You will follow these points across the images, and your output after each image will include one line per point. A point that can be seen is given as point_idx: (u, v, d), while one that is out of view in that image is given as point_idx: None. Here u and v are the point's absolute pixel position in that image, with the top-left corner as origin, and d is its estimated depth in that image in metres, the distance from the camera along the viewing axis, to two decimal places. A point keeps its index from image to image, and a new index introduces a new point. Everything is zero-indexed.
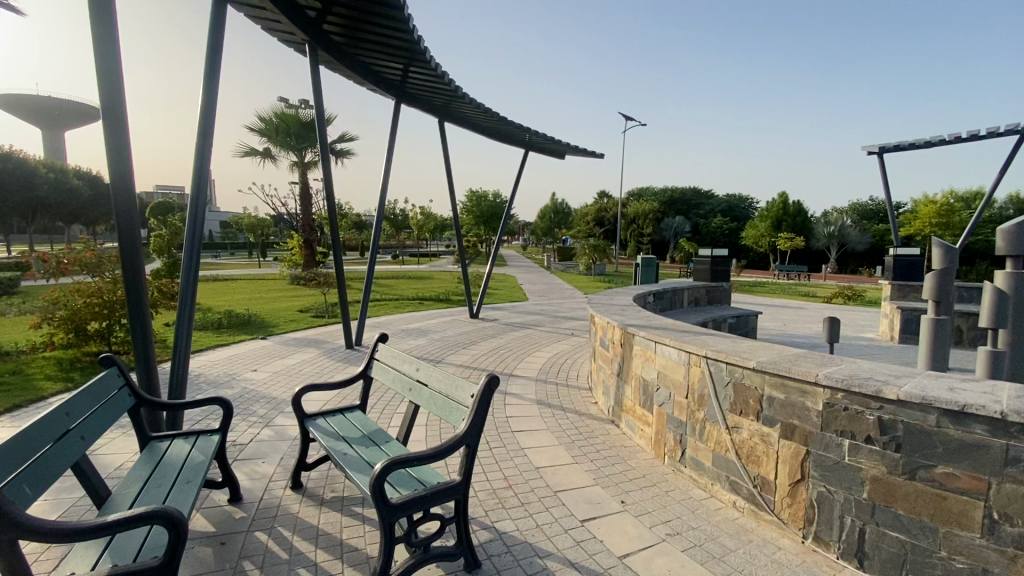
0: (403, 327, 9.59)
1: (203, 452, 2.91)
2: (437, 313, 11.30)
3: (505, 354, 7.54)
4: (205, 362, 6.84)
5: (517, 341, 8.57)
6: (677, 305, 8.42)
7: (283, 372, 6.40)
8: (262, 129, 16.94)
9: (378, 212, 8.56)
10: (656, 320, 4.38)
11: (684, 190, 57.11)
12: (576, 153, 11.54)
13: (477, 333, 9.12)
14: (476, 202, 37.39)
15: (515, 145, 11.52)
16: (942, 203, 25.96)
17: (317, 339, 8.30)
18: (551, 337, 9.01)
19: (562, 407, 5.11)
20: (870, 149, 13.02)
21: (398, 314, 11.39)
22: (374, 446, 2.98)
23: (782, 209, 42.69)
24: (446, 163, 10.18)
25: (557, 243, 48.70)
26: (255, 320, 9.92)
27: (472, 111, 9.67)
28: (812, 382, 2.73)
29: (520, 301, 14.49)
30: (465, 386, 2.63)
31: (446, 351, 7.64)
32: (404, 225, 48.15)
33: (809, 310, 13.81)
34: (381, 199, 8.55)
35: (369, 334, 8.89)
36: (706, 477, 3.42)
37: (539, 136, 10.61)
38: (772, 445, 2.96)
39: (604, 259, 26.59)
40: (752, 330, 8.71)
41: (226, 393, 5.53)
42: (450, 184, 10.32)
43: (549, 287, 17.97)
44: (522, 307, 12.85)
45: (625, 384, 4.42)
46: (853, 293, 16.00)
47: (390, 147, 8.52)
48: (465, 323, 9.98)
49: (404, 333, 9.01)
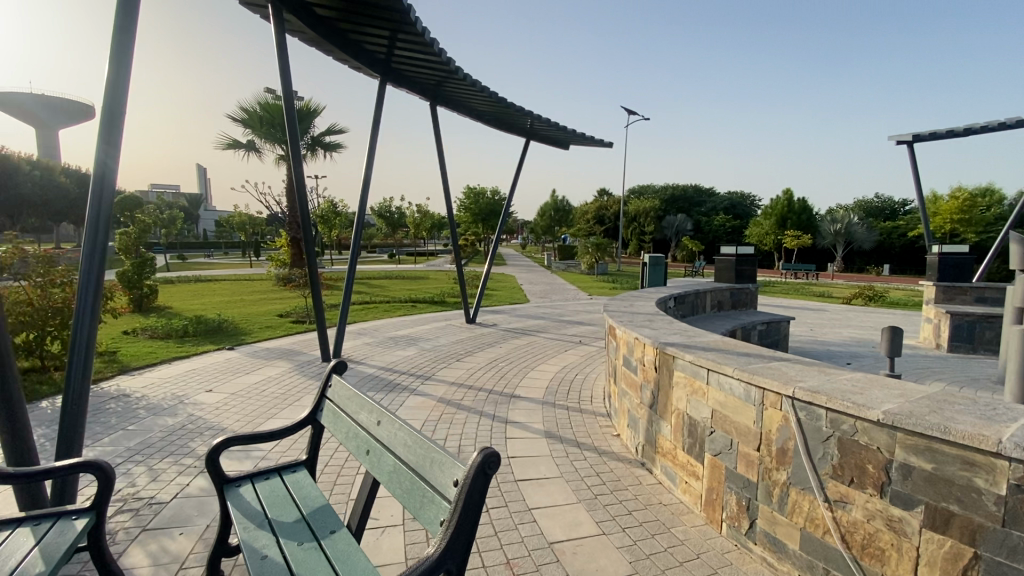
0: (390, 334, 8.59)
1: (46, 557, 1.92)
2: (430, 318, 10.31)
3: (505, 367, 6.56)
4: (154, 379, 5.83)
5: (519, 351, 7.59)
6: (699, 310, 7.43)
7: (243, 394, 5.39)
8: (245, 120, 15.87)
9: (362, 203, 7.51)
10: (701, 338, 3.41)
11: (686, 188, 56.24)
12: (581, 141, 10.54)
13: (474, 342, 8.14)
14: (473, 199, 36.37)
15: (515, 133, 10.51)
16: (961, 198, 25.01)
17: (292, 350, 7.30)
18: (556, 346, 8.04)
19: (576, 442, 4.13)
20: (900, 139, 12.08)
21: (387, 319, 10.39)
22: (311, 541, 1.98)
23: (787, 206, 41.81)
24: (439, 152, 9.21)
25: (557, 242, 47.67)
26: (227, 326, 8.90)
27: (468, 94, 8.69)
28: (987, 451, 1.74)
29: (519, 303, 13.48)
30: (445, 464, 1.63)
31: (437, 364, 6.66)
32: (400, 224, 47.08)
33: (830, 313, 12.83)
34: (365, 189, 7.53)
35: (352, 344, 7.90)
36: (790, 565, 2.43)
37: (542, 122, 9.61)
38: (908, 538, 1.96)
39: (606, 258, 25.61)
40: (783, 341, 7.67)
41: (166, 423, 4.54)
42: (444, 174, 9.32)
43: (549, 288, 16.94)
44: (523, 310, 11.86)
45: (660, 420, 3.44)
46: (874, 293, 15.08)
47: (374, 131, 7.51)
48: (461, 330, 9.00)
49: (391, 342, 8.02)
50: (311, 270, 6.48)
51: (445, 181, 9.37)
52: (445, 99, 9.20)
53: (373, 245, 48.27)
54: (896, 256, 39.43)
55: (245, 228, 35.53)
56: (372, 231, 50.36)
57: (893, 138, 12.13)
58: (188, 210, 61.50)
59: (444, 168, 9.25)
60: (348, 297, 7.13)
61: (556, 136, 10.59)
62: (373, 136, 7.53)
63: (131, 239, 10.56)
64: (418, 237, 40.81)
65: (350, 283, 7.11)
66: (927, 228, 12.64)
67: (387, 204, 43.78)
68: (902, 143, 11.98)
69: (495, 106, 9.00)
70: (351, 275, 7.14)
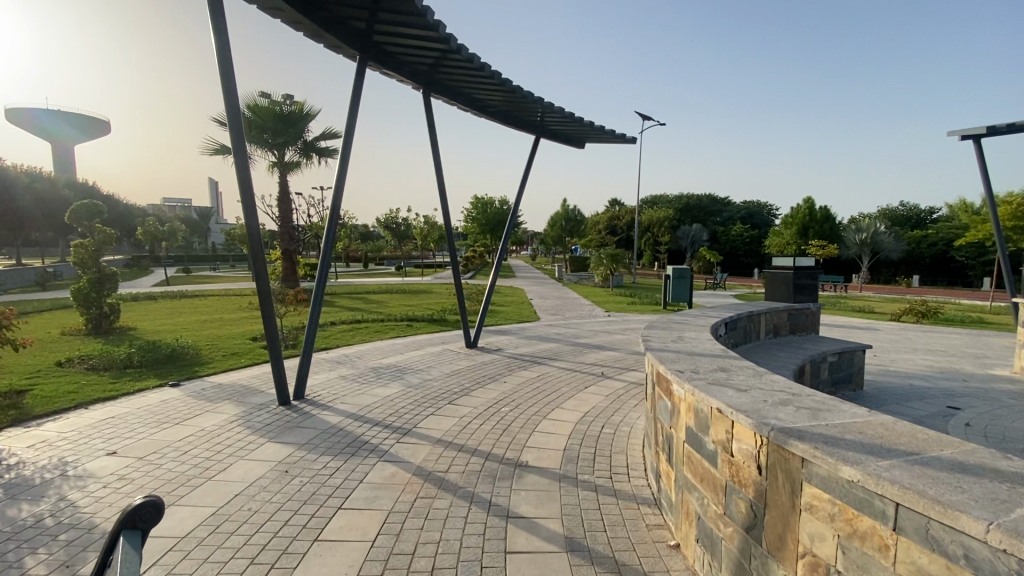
0: (373, 364, 7.16)
1: None
2: (425, 342, 8.92)
3: (511, 411, 5.13)
4: (49, 433, 4.45)
5: (528, 387, 6.15)
6: (752, 337, 5.98)
7: (155, 458, 4.00)
8: None
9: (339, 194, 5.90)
10: (842, 424, 1.94)
11: (700, 198, 54.66)
12: (600, 138, 9.21)
13: (473, 374, 6.72)
14: (480, 209, 35.01)
15: (524, 130, 9.21)
16: (1009, 205, 23.11)
17: (248, 388, 5.91)
18: (573, 379, 6.59)
19: (614, 560, 2.67)
20: (965, 134, 10.56)
21: (375, 342, 9.01)
22: None
23: (808, 215, 40.12)
24: (433, 148, 7.89)
25: (567, 253, 46.14)
26: (184, 354, 7.52)
27: (468, 80, 7.26)
28: None
29: (529, 321, 12.04)
30: None
31: (424, 407, 5.25)
32: (406, 236, 45.89)
33: (885, 333, 11.21)
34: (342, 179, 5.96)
35: (324, 377, 6.49)
36: None
37: (556, 116, 8.30)
38: None
39: (621, 270, 24.09)
40: (858, 374, 6.13)
41: (18, 515, 3.14)
42: (440, 174, 8.00)
43: (561, 303, 15.48)
44: (533, 331, 10.44)
45: (768, 560, 1.99)
46: (927, 310, 13.46)
47: (352, 118, 6.20)
48: (459, 358, 7.59)
49: (374, 374, 6.63)
50: (261, 282, 5.07)
51: (441, 182, 8.04)
52: (442, 88, 7.69)
53: (379, 258, 47.27)
54: (927, 267, 37.40)
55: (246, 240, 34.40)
56: (378, 242, 49.34)
57: (956, 133, 10.59)
58: (194, 224, 60.99)
59: (439, 166, 7.94)
60: (315, 317, 5.65)
61: (571, 132, 9.28)
62: (352, 126, 6.21)
63: (87, 252, 9.28)
64: (425, 249, 39.65)
65: (317, 300, 5.66)
66: (998, 236, 11.00)
67: (393, 215, 42.69)
68: (967, 139, 10.45)
69: (503, 93, 7.54)
70: (319, 290, 5.64)
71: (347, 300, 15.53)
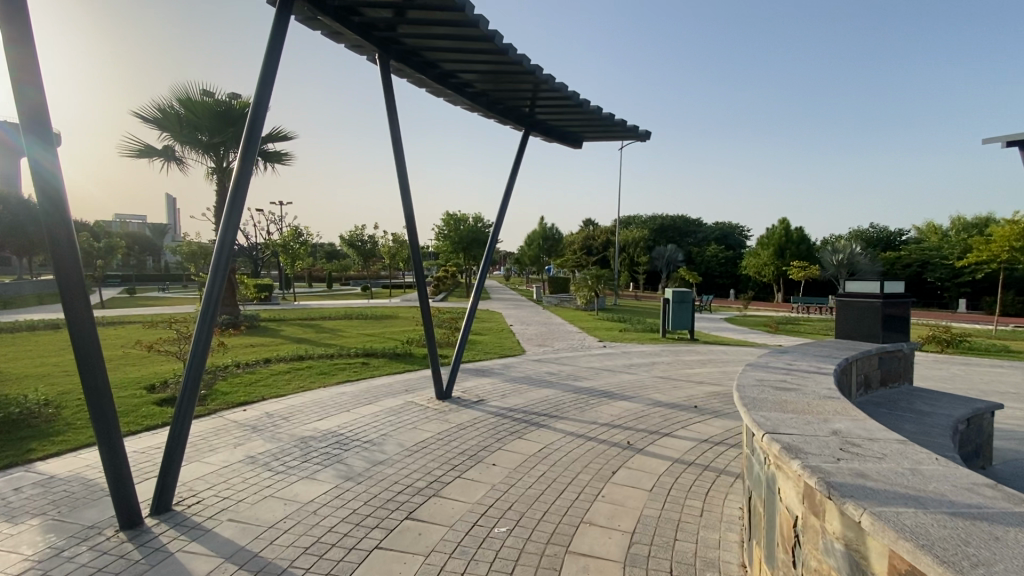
0: (303, 434, 5.01)
1: None
2: (384, 390, 6.84)
3: (512, 534, 3.13)
4: None
5: (530, 469, 4.16)
6: (847, 394, 4.23)
7: None
8: (160, 120, 12.44)
9: (242, 172, 3.82)
10: None
11: (674, 217, 54.07)
12: (604, 131, 7.50)
13: (448, 446, 4.69)
14: (453, 226, 32.73)
15: (511, 120, 7.39)
16: None
17: (91, 489, 3.73)
18: (591, 451, 4.64)
19: None
20: (1009, 140, 9.28)
21: (317, 390, 6.83)
22: None
23: (785, 235, 39.59)
24: (393, 129, 6.01)
25: (543, 273, 44.28)
26: (26, 420, 5.19)
27: (446, 42, 5.33)
28: None
29: (512, 355, 10.02)
30: None
31: (369, 528, 3.20)
32: (374, 255, 43.16)
33: (924, 368, 9.69)
34: (248, 148, 3.85)
35: (222, 460, 4.32)
36: None
37: (554, 99, 6.53)
38: None
39: (604, 291, 22.39)
40: (985, 446, 4.44)
41: None
42: (402, 163, 6.12)
43: (546, 331, 13.51)
44: (520, 370, 8.47)
45: None
46: (951, 337, 12.13)
47: (265, 79, 4.21)
48: (429, 418, 5.55)
49: (303, 452, 4.53)
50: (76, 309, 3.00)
51: (403, 174, 6.16)
52: (407, 56, 5.74)
53: (344, 278, 44.34)
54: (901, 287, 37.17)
55: (194, 259, 30.96)
56: (343, 262, 46.38)
57: (998, 139, 9.31)
58: (144, 242, 56.69)
59: (402, 154, 6.08)
60: (194, 379, 3.56)
61: (569, 125, 7.56)
62: (265, 91, 4.23)
63: None
64: (393, 269, 37.13)
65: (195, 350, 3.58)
66: None
67: (359, 232, 40.14)
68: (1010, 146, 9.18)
69: (487, 63, 5.70)
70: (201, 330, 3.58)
71: (295, 328, 13.17)
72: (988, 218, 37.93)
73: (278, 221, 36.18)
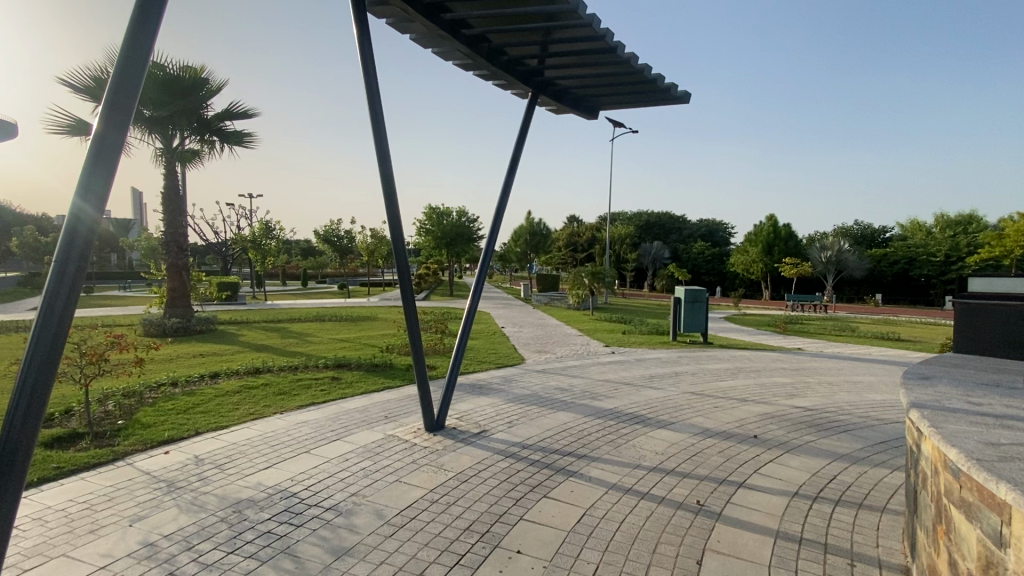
0: (237, 495, 3.50)
1: None
2: (358, 417, 5.35)
3: None
4: None
5: (576, 559, 2.77)
6: None
7: None
8: (93, 90, 10.62)
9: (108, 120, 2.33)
10: None
11: (658, 214, 53.24)
12: (629, 95, 6.15)
13: (448, 514, 3.27)
14: (435, 220, 31.09)
15: (518, 80, 5.99)
16: None
17: None
18: (652, 518, 3.27)
19: None
20: None
21: (271, 418, 5.30)
22: None
23: (772, 233, 38.92)
24: (366, 73, 4.59)
25: (527, 270, 42.89)
26: None
27: None
28: None
29: (511, 365, 8.57)
30: None
31: None
32: (350, 252, 41.18)
33: None
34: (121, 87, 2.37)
35: (104, 554, 2.81)
36: None
37: (576, 47, 5.16)
38: None
39: (596, 289, 21.06)
40: None
41: None
42: (379, 121, 4.71)
43: (543, 335, 12.09)
44: (523, 384, 7.07)
45: None
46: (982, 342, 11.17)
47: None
48: (417, 463, 4.11)
49: (231, 531, 3.04)
50: None
51: (380, 133, 4.73)
52: None
53: (319, 276, 42.15)
54: (887, 286, 36.83)
55: (152, 254, 28.64)
56: (319, 259, 44.30)
57: None
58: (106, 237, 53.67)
59: (379, 108, 4.67)
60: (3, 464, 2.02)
61: (586, 88, 6.19)
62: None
63: None
64: (370, 267, 35.17)
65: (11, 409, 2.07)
66: None
67: (335, 227, 38.08)
68: None
69: None
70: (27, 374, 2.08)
71: (256, 334, 11.47)
72: (973, 216, 37.90)
73: (248, 214, 33.94)
